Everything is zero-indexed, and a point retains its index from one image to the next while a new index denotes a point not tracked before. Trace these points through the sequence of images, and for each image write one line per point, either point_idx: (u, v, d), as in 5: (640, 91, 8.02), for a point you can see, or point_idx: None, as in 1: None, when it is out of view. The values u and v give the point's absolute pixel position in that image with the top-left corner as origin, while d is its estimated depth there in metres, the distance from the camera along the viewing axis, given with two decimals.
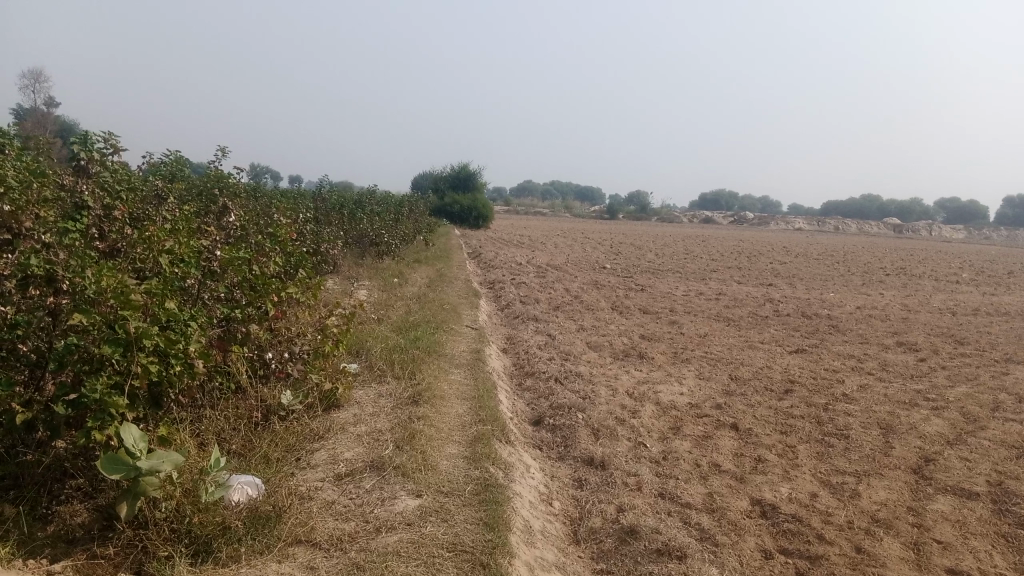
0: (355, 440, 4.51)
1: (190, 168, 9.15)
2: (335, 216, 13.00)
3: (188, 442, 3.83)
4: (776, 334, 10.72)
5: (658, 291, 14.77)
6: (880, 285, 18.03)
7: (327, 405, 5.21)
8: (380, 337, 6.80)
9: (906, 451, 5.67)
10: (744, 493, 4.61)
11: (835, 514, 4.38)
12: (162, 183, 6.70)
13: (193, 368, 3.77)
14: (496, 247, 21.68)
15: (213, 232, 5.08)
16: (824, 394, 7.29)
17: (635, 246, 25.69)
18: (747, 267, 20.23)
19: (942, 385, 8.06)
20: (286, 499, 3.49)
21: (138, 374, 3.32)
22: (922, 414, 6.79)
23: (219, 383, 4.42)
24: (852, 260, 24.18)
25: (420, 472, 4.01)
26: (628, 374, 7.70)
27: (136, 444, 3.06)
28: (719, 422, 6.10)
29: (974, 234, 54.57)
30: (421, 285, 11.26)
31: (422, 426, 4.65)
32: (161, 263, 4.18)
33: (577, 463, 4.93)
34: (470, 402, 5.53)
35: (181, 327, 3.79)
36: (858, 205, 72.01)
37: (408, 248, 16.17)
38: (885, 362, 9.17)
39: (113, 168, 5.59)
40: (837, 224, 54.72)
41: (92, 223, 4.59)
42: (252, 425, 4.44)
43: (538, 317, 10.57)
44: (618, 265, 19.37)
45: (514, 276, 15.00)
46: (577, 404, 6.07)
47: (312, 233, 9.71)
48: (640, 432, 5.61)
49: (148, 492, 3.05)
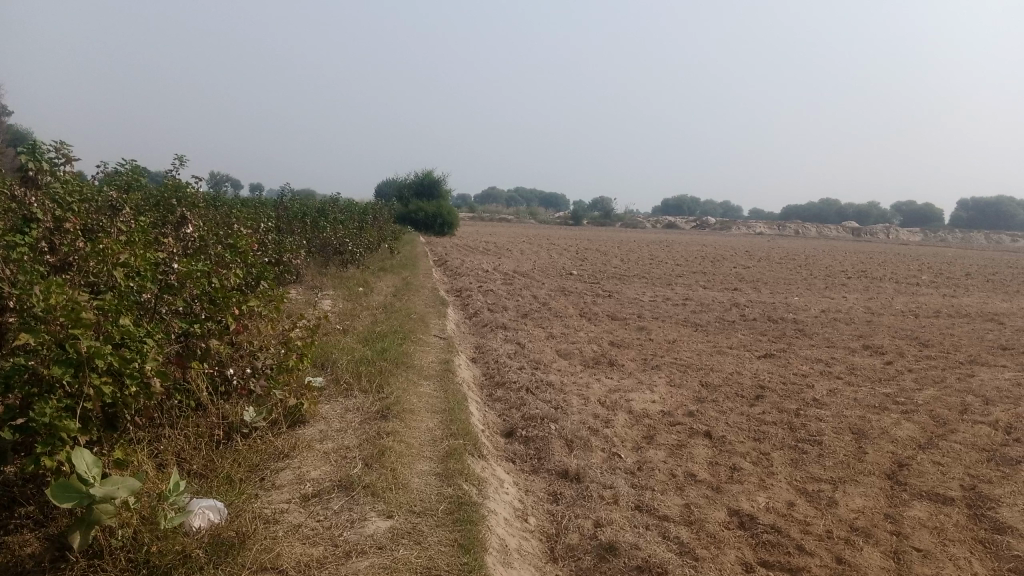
0: (322, 458, 4.35)
1: (146, 177, 8.91)
2: (298, 225, 12.77)
3: (146, 464, 3.69)
4: (744, 339, 10.73)
5: (625, 297, 14.75)
6: (842, 288, 18.21)
7: (291, 421, 5.04)
8: (345, 348, 6.63)
9: (880, 457, 5.66)
10: (722, 503, 4.53)
11: (813, 523, 4.33)
12: (116, 193, 6.46)
13: (150, 388, 3.61)
14: (462, 254, 21.54)
15: (170, 244, 4.90)
16: (795, 400, 7.27)
17: (600, 252, 25.71)
18: (712, 272, 20.32)
19: (910, 388, 8.09)
20: (249, 524, 3.32)
21: (90, 397, 3.13)
22: (893, 418, 6.79)
23: (178, 401, 4.25)
24: (814, 264, 24.46)
25: (391, 491, 3.87)
26: (598, 381, 7.61)
27: (89, 470, 2.88)
28: (692, 430, 6.03)
29: (930, 237, 55.65)
30: (387, 294, 11.08)
31: (392, 443, 4.50)
32: (116, 277, 4.02)
33: (551, 477, 4.82)
34: (440, 416, 5.39)
35: (137, 344, 3.60)
36: (817, 209, 73.24)
37: (373, 257, 15.97)
38: (853, 365, 9.20)
39: (64, 178, 5.36)
40: (797, 228, 55.45)
41: (41, 235, 4.36)
42: (212, 444, 4.27)
43: (507, 325, 10.45)
44: (584, 271, 19.33)
45: (481, 284, 14.88)
46: (550, 414, 5.96)
47: (274, 243, 9.50)
48: (614, 442, 5.52)
49: (103, 520, 2.87)
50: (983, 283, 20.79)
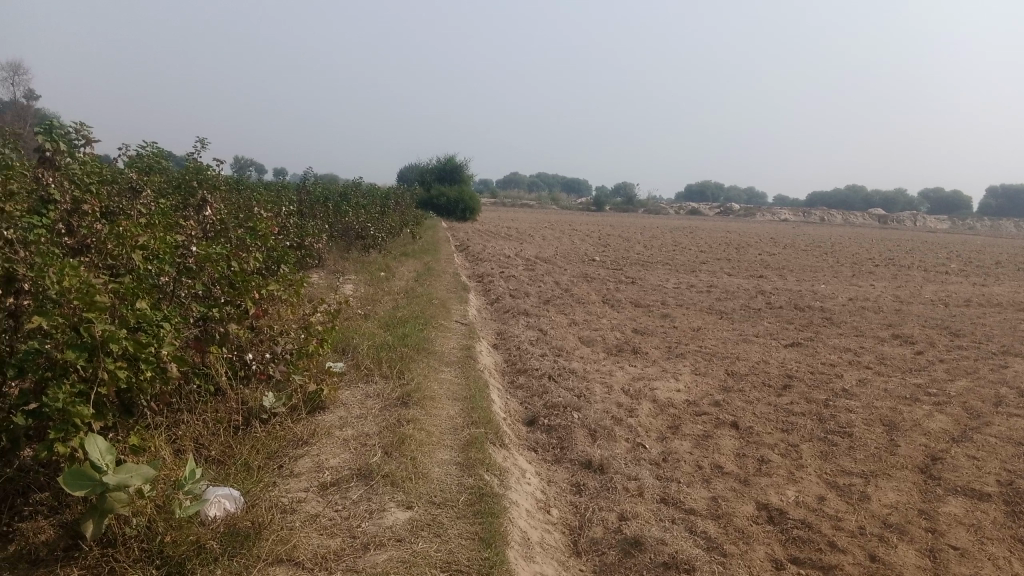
0: (342, 445, 4.27)
1: (168, 160, 8.87)
2: (320, 209, 12.72)
3: (163, 450, 3.64)
4: (770, 327, 10.54)
5: (648, 284, 14.57)
6: (870, 276, 17.92)
7: (311, 407, 4.95)
8: (366, 333, 6.56)
9: (912, 450, 5.50)
10: (750, 497, 4.40)
11: (845, 519, 4.20)
12: (136, 175, 6.41)
13: (167, 373, 3.54)
14: (484, 239, 21.47)
15: (189, 228, 4.84)
16: (823, 390, 7.10)
17: (622, 238, 25.48)
18: (736, 259, 20.07)
19: (942, 379, 7.90)
20: (265, 514, 3.24)
21: (104, 381, 3.07)
22: (925, 410, 6.61)
23: (196, 386, 4.19)
24: (840, 251, 24.12)
25: (411, 481, 3.78)
26: (622, 370, 7.48)
27: (103, 457, 2.82)
28: (719, 420, 5.90)
29: (958, 225, 54.80)
30: (408, 279, 11.00)
31: (412, 431, 4.41)
32: (134, 260, 3.97)
33: (574, 467, 4.71)
34: (461, 403, 5.30)
35: (154, 328, 3.54)
36: (844, 197, 72.37)
37: (395, 241, 15.91)
38: (882, 355, 9.00)
39: (82, 160, 5.31)
40: (822, 215, 54.73)
41: (58, 217, 4.30)
42: (231, 430, 4.20)
43: (529, 311, 10.34)
44: (607, 257, 19.15)
45: (503, 269, 14.76)
46: (572, 403, 5.84)
47: (295, 227, 9.44)
48: (639, 432, 5.40)
49: (116, 509, 2.81)
50: (1015, 272, 20.34)
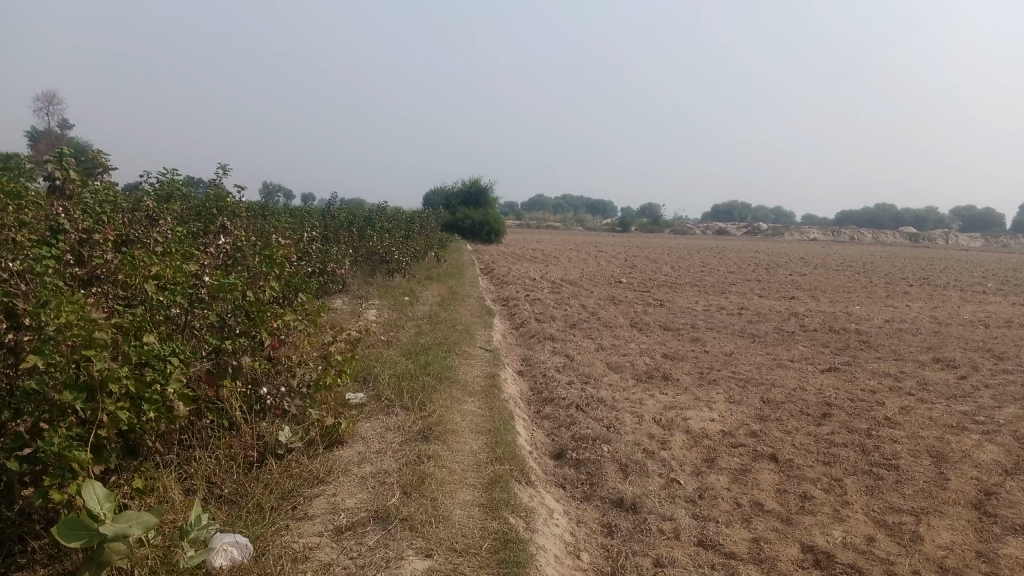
0: (359, 484, 4.06)
1: (190, 187, 8.81)
2: (345, 234, 12.62)
3: (172, 491, 3.46)
4: (805, 351, 10.21)
5: (677, 306, 14.29)
6: (905, 296, 17.47)
7: (329, 442, 4.72)
8: (388, 362, 6.37)
9: (964, 484, 5.18)
10: (793, 538, 4.13)
11: (898, 563, 3.90)
12: (154, 203, 6.29)
13: (173, 413, 3.36)
14: (510, 262, 21.31)
15: (203, 257, 4.69)
16: (865, 419, 6.78)
17: (649, 259, 25.20)
18: (767, 279, 19.70)
19: (989, 406, 7.52)
20: (276, 564, 3.03)
21: (104, 423, 2.90)
22: (973, 440, 6.27)
23: (209, 421, 4.01)
24: (873, 271, 23.62)
25: (431, 526, 3.56)
26: (652, 398, 7.21)
27: (101, 505, 2.63)
28: (756, 452, 5.61)
29: (992, 243, 53.78)
30: (433, 304, 10.83)
31: (433, 468, 4.20)
32: (147, 291, 3.82)
33: (605, 506, 4.46)
34: (485, 437, 5.06)
35: (160, 364, 3.36)
36: (873, 215, 71.50)
37: (420, 266, 15.79)
38: (924, 380, 8.64)
39: (95, 189, 5.18)
40: (852, 233, 53.96)
41: (69, 247, 4.19)
42: (245, 467, 4.00)
43: (555, 336, 10.11)
44: (634, 279, 18.85)
45: (528, 293, 14.55)
46: (602, 435, 5.59)
47: (318, 252, 9.31)
48: (672, 466, 5.14)
49: (114, 561, 2.62)
50: None
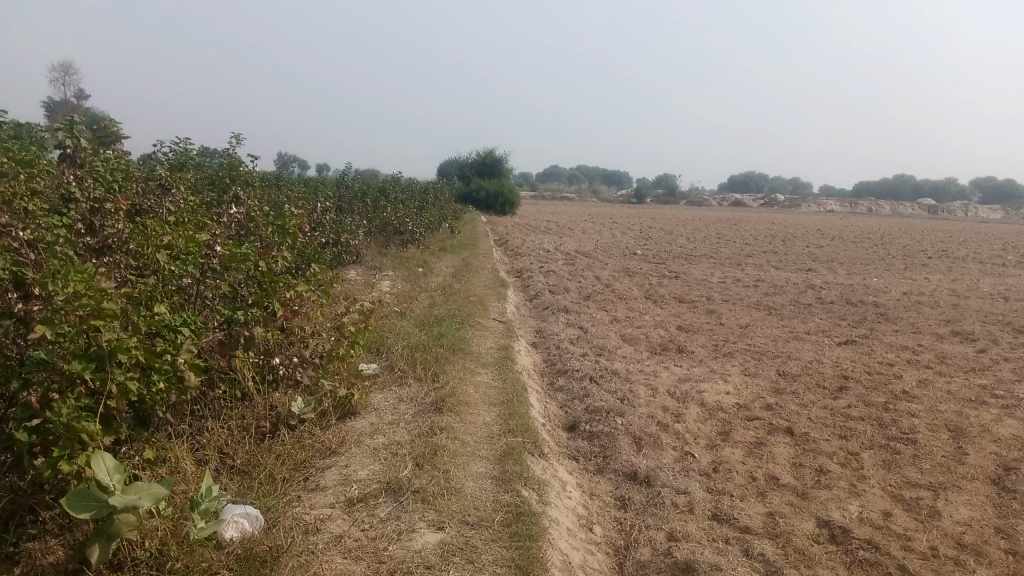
0: (371, 456, 4.04)
1: (202, 156, 8.76)
2: (358, 204, 12.56)
3: (184, 462, 3.46)
4: (822, 324, 10.11)
5: (692, 278, 14.19)
6: (924, 268, 17.27)
7: (342, 413, 4.69)
8: (401, 333, 6.34)
9: (983, 459, 5.11)
10: (809, 513, 4.09)
11: (915, 539, 3.85)
12: (166, 172, 6.25)
13: (184, 384, 3.31)
14: (524, 233, 21.21)
15: (214, 227, 4.65)
16: (882, 393, 6.70)
17: (664, 231, 25.05)
18: (783, 251, 19.54)
19: (1008, 380, 7.42)
20: (287, 536, 3.01)
21: (113, 394, 2.87)
22: (993, 414, 6.19)
23: (221, 392, 4.00)
24: (891, 243, 23.38)
25: (443, 498, 3.54)
26: (667, 370, 7.16)
27: (111, 477, 2.61)
28: (772, 426, 5.56)
29: (1011, 215, 53.12)
30: (446, 275, 10.78)
31: (446, 440, 4.17)
32: (158, 261, 3.78)
33: (618, 479, 4.43)
34: (498, 409, 5.03)
35: (170, 335, 3.33)
36: (892, 187, 70.72)
37: (434, 236, 15.73)
38: (942, 354, 8.54)
39: (106, 157, 5.14)
40: (870, 205, 53.36)
41: (79, 217, 4.16)
42: (257, 438, 3.99)
43: (569, 308, 10.05)
44: (649, 251, 18.72)
45: (543, 264, 14.47)
46: (616, 407, 5.54)
47: (331, 223, 9.27)
48: (686, 439, 5.10)
49: (124, 533, 2.61)
50: None
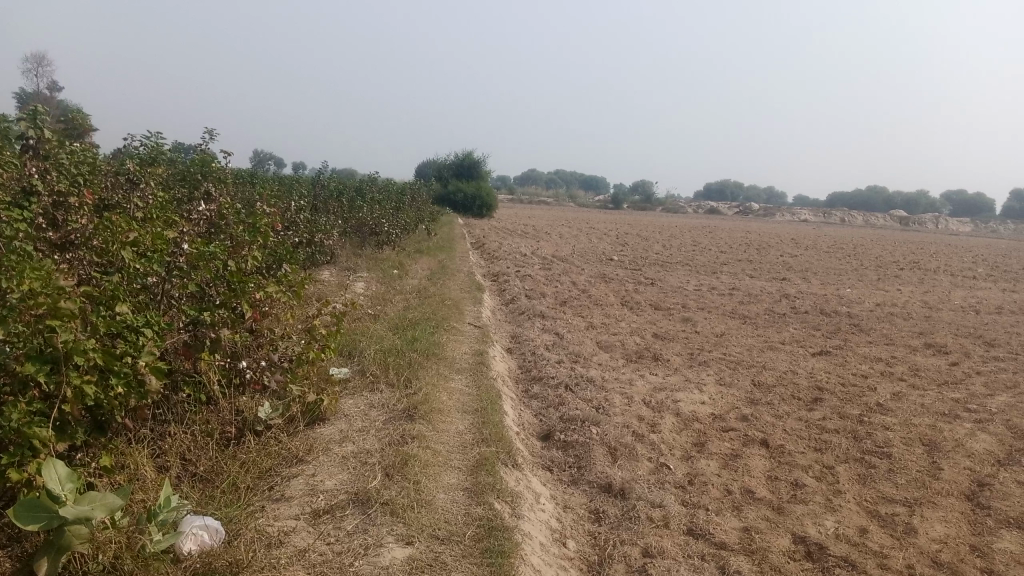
0: (340, 464, 3.92)
1: (173, 151, 8.57)
2: (334, 204, 12.40)
3: (144, 469, 3.32)
4: (796, 334, 10.11)
5: (668, 285, 14.17)
6: (896, 280, 17.42)
7: (311, 419, 4.55)
8: (374, 337, 6.21)
9: (957, 474, 5.09)
10: (785, 529, 4.03)
11: (891, 556, 3.81)
12: (136, 167, 6.08)
13: (145, 387, 3.18)
14: (501, 237, 21.11)
15: (183, 224, 4.50)
16: (857, 405, 6.69)
17: (641, 237, 25.06)
18: (758, 260, 19.61)
19: (981, 394, 7.44)
20: (248, 549, 2.89)
21: (68, 398, 2.73)
22: (966, 428, 6.19)
23: (185, 395, 3.85)
24: (864, 253, 23.60)
25: (413, 510, 3.43)
26: (643, 379, 7.09)
27: (62, 486, 2.48)
28: (748, 437, 5.51)
29: (981, 228, 53.94)
30: (422, 278, 10.66)
31: (417, 450, 4.07)
32: (123, 258, 3.64)
33: (592, 491, 4.35)
34: (472, 417, 4.93)
35: (131, 337, 3.19)
36: (865, 198, 71.58)
37: (410, 238, 15.59)
38: (915, 366, 8.56)
39: (70, 150, 4.97)
40: (843, 215, 53.92)
41: (40, 210, 4.01)
42: (222, 443, 3.86)
43: (545, 313, 9.97)
44: (625, 257, 18.70)
45: (519, 268, 14.39)
46: (591, 416, 5.46)
47: (305, 222, 9.11)
48: (662, 450, 5.03)
49: (75, 545, 2.48)
50: None
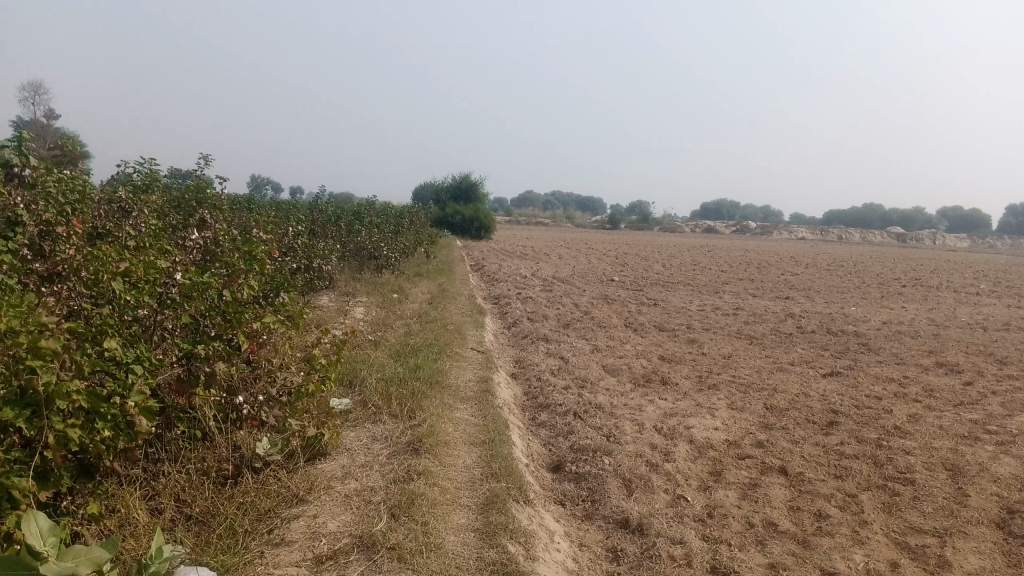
0: (343, 504, 3.72)
1: (167, 177, 8.39)
2: (332, 229, 12.24)
3: (137, 512, 3.13)
4: (805, 355, 9.92)
5: (671, 306, 14.00)
6: (900, 297, 17.25)
7: (312, 454, 4.34)
8: (376, 365, 6.01)
9: (985, 501, 4.89)
10: (813, 564, 3.84)
11: None
12: (129, 195, 5.90)
13: (134, 428, 2.99)
14: (500, 259, 20.96)
15: (177, 253, 4.32)
16: (874, 428, 6.49)
17: (640, 257, 24.93)
18: (760, 279, 19.45)
19: (999, 414, 7.24)
20: None
21: (50, 444, 2.54)
22: (988, 451, 5.99)
23: (180, 431, 3.65)
24: (865, 271, 23.48)
25: (422, 555, 3.23)
26: (652, 404, 6.88)
27: (43, 541, 2.28)
28: (765, 465, 5.31)
29: (979, 244, 53.90)
30: (422, 302, 10.47)
31: (424, 487, 3.87)
32: (113, 289, 3.46)
33: (608, 526, 4.15)
34: (479, 450, 4.74)
35: (120, 375, 2.99)
36: (862, 215, 71.78)
37: (409, 261, 15.42)
38: (929, 386, 8.36)
39: (60, 178, 4.78)
40: (841, 232, 53.89)
41: (27, 240, 3.82)
42: (218, 483, 3.65)
43: (549, 337, 9.78)
44: (626, 277, 18.56)
45: (520, 291, 14.22)
46: (603, 446, 5.26)
47: (303, 247, 8.93)
48: (678, 481, 4.83)
49: None
50: None
